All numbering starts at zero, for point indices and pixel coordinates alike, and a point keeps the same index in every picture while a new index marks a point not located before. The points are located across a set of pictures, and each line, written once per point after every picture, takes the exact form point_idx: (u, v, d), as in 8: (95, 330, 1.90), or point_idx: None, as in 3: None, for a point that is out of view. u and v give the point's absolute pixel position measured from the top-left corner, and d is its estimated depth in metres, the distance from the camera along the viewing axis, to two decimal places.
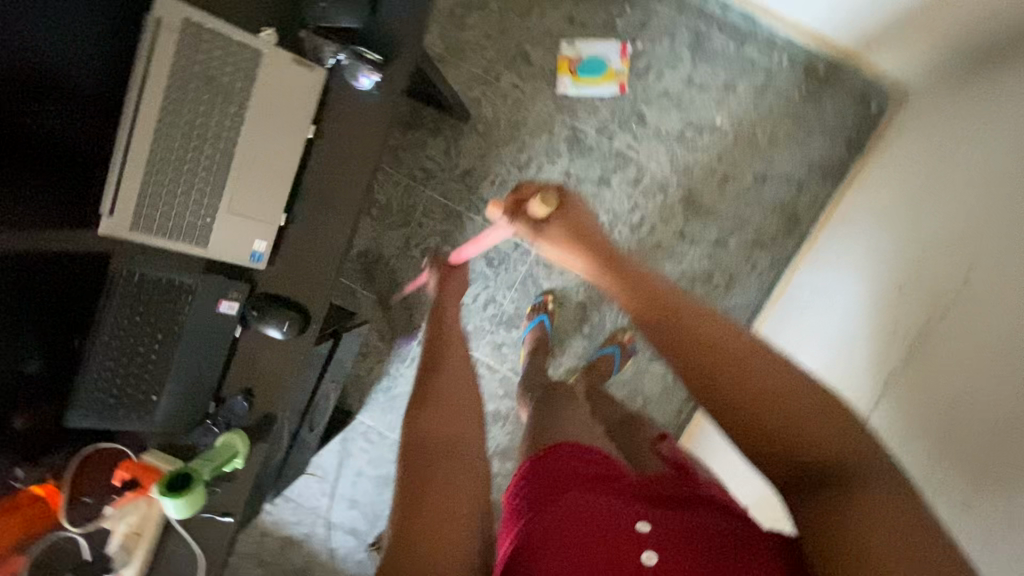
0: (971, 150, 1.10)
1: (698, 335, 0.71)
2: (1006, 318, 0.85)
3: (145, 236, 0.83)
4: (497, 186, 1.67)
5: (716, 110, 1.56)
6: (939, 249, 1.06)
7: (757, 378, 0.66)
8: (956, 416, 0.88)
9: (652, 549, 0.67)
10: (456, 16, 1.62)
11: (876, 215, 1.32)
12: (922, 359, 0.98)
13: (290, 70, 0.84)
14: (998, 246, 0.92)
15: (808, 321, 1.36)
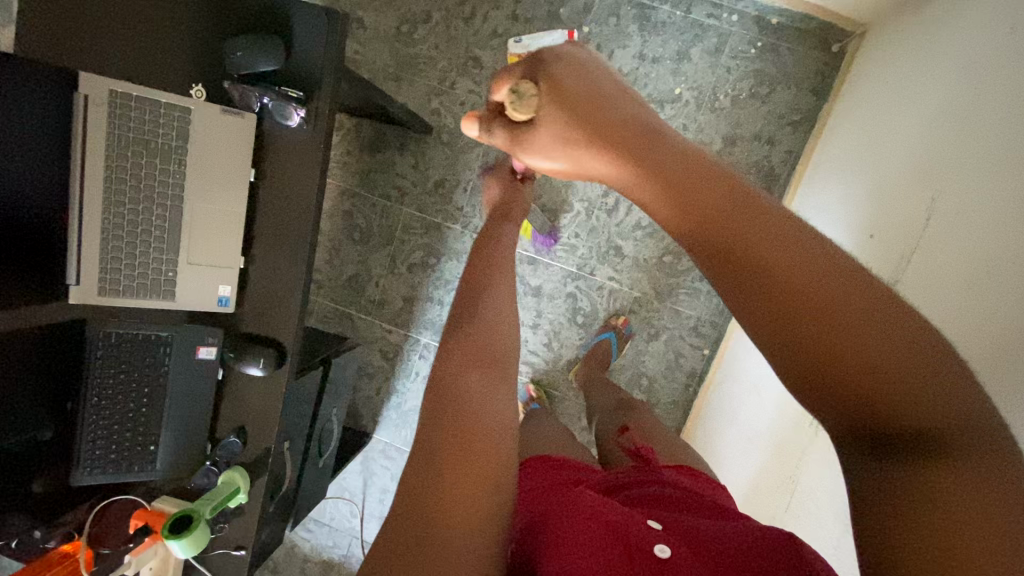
0: (925, 76, 1.05)
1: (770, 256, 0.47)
2: (972, 245, 0.81)
3: (115, 296, 0.89)
4: (470, 192, 1.69)
5: (674, 79, 1.53)
6: (907, 181, 1.01)
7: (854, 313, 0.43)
8: None
9: (663, 542, 0.57)
10: (403, 34, 1.64)
11: (847, 157, 1.27)
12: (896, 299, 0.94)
13: (220, 120, 0.88)
14: (959, 172, 0.88)
15: None
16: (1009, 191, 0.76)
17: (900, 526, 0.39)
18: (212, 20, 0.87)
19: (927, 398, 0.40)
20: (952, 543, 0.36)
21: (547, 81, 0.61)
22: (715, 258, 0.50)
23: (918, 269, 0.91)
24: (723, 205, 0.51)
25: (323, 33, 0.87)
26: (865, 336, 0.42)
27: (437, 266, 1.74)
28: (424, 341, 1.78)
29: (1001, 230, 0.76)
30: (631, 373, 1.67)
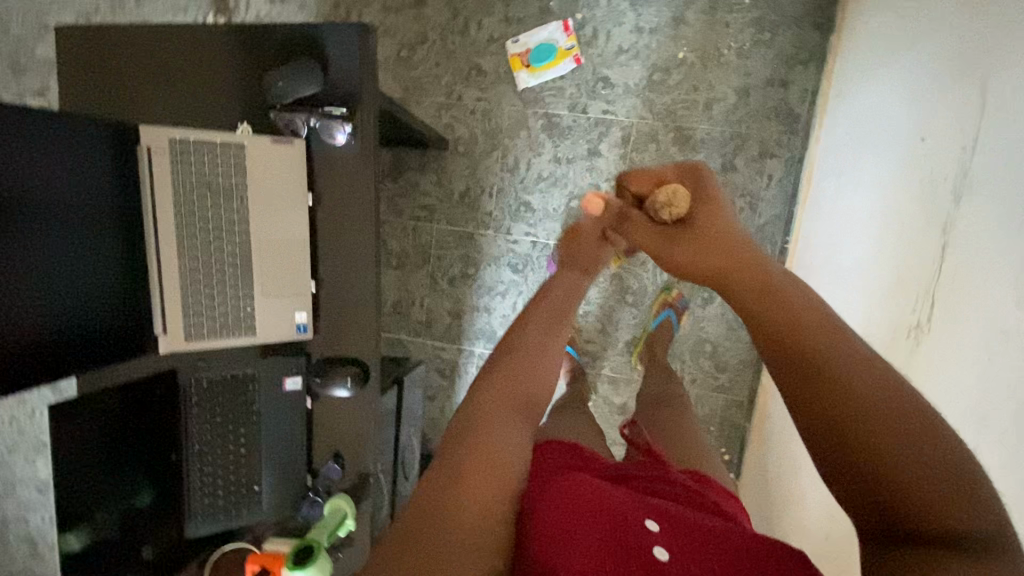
0: None
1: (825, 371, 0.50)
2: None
3: (201, 341, 0.91)
4: (497, 196, 1.71)
5: (674, 45, 1.56)
6: (949, 75, 0.96)
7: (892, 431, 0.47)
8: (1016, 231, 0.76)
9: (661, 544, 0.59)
10: (403, 58, 1.69)
11: (871, 76, 1.25)
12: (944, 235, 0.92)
13: (271, 149, 0.90)
14: (1000, 47, 0.84)
15: (847, 208, 1.28)
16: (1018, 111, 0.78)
17: None
18: (250, 57, 0.90)
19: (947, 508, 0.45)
20: None
21: (701, 208, 0.72)
22: (768, 347, 0.54)
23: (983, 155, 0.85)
24: (797, 320, 0.54)
25: (357, 48, 0.89)
26: (898, 443, 0.46)
27: (477, 275, 1.75)
28: (479, 352, 1.78)
29: None
30: (693, 342, 1.65)
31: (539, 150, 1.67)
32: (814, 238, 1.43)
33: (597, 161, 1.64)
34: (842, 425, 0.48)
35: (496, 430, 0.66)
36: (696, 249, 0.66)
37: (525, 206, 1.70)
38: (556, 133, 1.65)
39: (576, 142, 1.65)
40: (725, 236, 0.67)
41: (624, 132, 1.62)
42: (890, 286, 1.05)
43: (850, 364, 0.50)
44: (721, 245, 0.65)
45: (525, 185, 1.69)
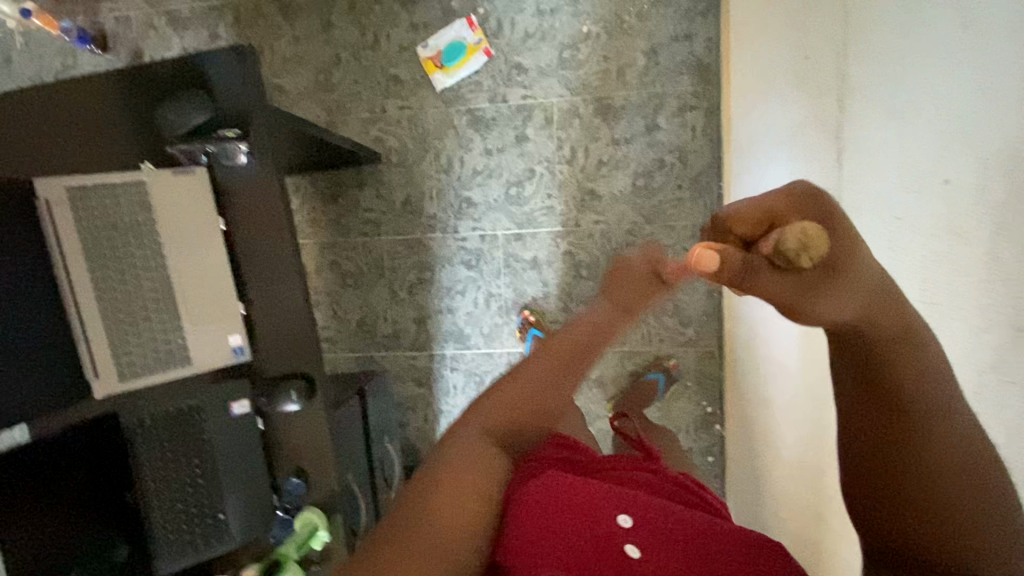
0: None
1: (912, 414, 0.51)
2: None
3: (137, 378, 0.92)
4: (438, 198, 1.73)
5: (577, 21, 1.60)
6: None
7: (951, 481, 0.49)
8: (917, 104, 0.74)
9: (632, 540, 0.64)
10: (323, 83, 1.72)
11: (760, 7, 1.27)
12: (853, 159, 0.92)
13: (175, 181, 0.92)
14: None
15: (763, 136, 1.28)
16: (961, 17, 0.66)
17: None
18: (139, 97, 0.92)
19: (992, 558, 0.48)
20: None
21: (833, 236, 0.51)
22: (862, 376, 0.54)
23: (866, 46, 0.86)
24: (903, 357, 0.52)
25: (239, 69, 0.91)
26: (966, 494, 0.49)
27: (434, 279, 1.77)
28: (450, 354, 1.78)
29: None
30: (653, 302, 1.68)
31: (469, 146, 1.69)
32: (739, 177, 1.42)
33: (526, 146, 1.67)
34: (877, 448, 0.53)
35: (477, 459, 0.64)
36: (853, 302, 0.51)
37: (467, 202, 1.72)
38: (483, 127, 1.68)
39: (503, 131, 1.67)
40: (872, 275, 0.52)
41: (547, 113, 1.65)
42: None
43: (924, 406, 0.51)
44: (853, 275, 0.51)
45: (463, 182, 1.72)
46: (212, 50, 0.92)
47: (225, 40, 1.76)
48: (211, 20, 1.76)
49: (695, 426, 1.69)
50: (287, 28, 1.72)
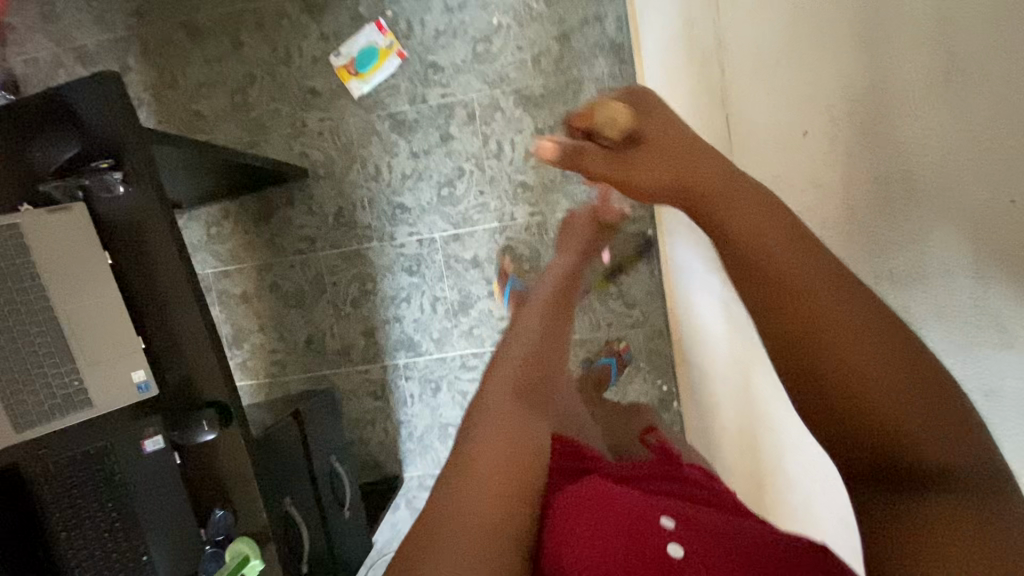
0: None
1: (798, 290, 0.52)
2: None
3: (33, 428, 0.88)
4: (370, 206, 1.71)
5: (486, 13, 1.57)
6: None
7: (864, 354, 0.50)
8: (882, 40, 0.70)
9: (676, 542, 0.62)
10: (240, 103, 1.69)
11: None
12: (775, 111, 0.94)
13: (51, 220, 0.89)
14: None
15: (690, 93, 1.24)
16: None
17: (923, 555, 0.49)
18: (5, 138, 0.89)
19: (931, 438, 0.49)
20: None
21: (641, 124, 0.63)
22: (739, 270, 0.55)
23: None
24: (777, 237, 0.54)
25: (105, 97, 0.87)
26: (885, 375, 0.50)
27: (378, 289, 1.74)
28: (402, 362, 1.76)
29: None
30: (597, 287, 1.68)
31: (396, 151, 1.67)
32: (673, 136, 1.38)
33: (452, 144, 1.65)
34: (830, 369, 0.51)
35: (519, 412, 0.73)
36: (660, 158, 0.61)
37: (400, 208, 1.70)
38: (406, 130, 1.66)
39: (427, 132, 1.65)
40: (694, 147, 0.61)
41: (468, 109, 1.63)
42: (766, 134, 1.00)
43: (830, 301, 0.51)
44: (673, 142, 0.61)
45: (394, 188, 1.69)
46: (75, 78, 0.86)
47: (136, 70, 1.72)
48: (120, 51, 1.72)
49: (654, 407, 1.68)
50: (198, 52, 1.69)
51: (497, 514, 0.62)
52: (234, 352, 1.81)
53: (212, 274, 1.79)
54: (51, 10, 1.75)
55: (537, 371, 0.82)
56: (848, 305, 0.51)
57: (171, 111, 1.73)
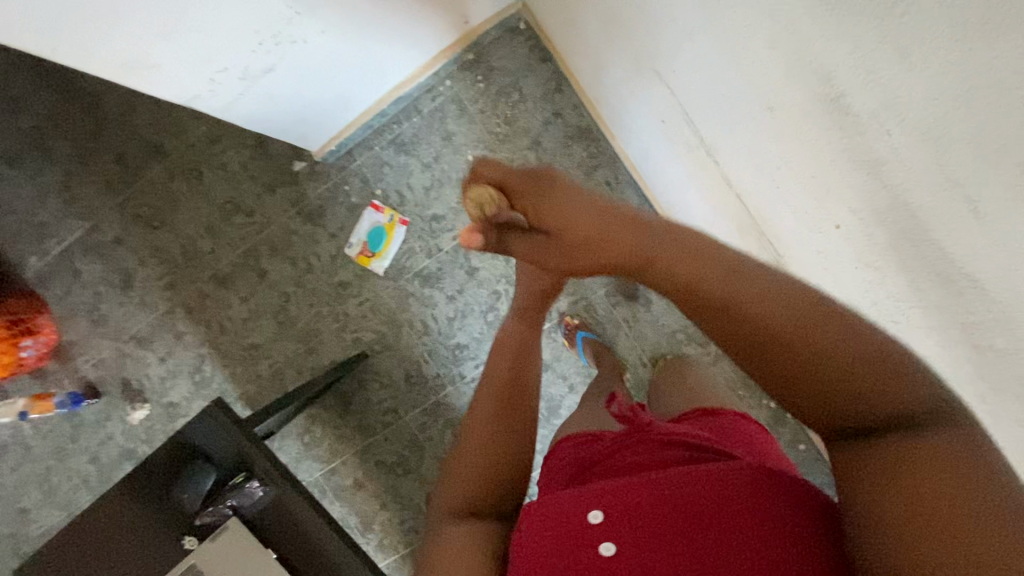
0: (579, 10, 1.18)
1: (707, 282, 0.61)
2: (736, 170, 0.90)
3: None
4: (431, 358, 1.78)
5: (460, 155, 1.69)
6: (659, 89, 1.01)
7: (791, 320, 0.57)
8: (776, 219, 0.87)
9: (608, 539, 0.68)
10: (284, 321, 1.82)
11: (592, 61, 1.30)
12: (721, 159, 0.93)
13: (219, 542, 0.98)
14: (649, 38, 0.92)
15: (655, 154, 1.25)
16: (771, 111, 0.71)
17: (911, 518, 0.49)
18: (152, 495, 1.00)
19: (875, 388, 0.55)
20: (952, 530, 0.47)
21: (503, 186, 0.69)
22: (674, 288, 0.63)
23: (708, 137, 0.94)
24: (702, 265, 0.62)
25: (219, 425, 1.01)
26: (824, 343, 0.56)
27: None
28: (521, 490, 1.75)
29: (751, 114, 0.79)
30: (666, 341, 1.70)
31: (433, 303, 1.76)
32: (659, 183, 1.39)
33: (479, 274, 1.74)
34: (785, 371, 0.58)
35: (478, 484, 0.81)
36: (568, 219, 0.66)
37: (458, 347, 1.77)
38: (433, 279, 1.76)
39: (451, 273, 1.75)
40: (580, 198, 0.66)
41: None
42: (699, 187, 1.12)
43: (742, 287, 0.59)
44: (569, 209, 0.66)
45: (445, 333, 1.77)
46: (190, 422, 1.01)
47: (188, 333, 1.87)
48: (169, 323, 1.87)
49: (770, 426, 1.66)
50: (232, 295, 1.84)
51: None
52: (367, 539, 1.85)
53: (320, 477, 1.86)
54: (99, 315, 1.90)
55: (506, 402, 0.86)
56: (755, 278, 0.60)
57: (231, 353, 1.85)
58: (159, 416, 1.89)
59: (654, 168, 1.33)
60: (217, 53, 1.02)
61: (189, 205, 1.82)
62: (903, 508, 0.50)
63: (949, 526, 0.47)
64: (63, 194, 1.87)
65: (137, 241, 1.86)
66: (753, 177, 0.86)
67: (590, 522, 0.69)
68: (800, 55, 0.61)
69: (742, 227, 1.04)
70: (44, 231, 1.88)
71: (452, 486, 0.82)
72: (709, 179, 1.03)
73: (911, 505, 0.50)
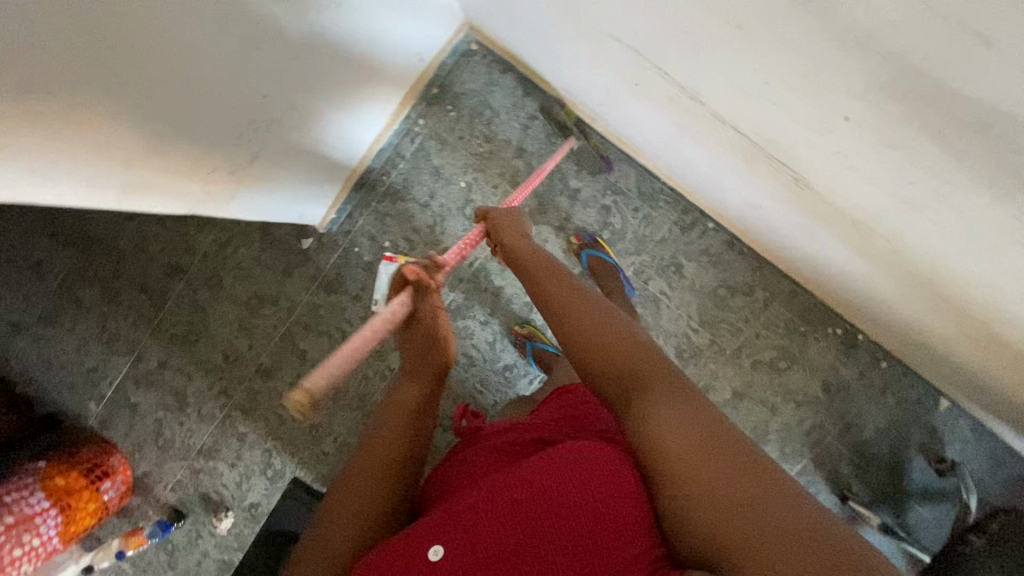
0: (525, 11, 1.20)
1: (546, 295, 0.97)
2: (729, 102, 0.87)
3: None
4: (483, 388, 1.75)
5: (454, 183, 1.71)
6: (627, 56, 1.00)
7: (591, 319, 0.87)
8: (781, 138, 0.86)
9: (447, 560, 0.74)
10: (335, 393, 1.85)
11: (551, 52, 1.30)
12: (705, 99, 0.93)
13: None
14: (598, 5, 0.92)
15: (639, 117, 1.25)
16: (736, 30, 0.70)
17: (677, 462, 0.66)
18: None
19: (630, 356, 0.79)
20: (707, 472, 0.63)
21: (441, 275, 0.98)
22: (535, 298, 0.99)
23: (688, 83, 0.93)
24: (547, 285, 0.99)
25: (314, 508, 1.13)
26: (610, 331, 0.84)
27: None
28: None
29: (705, 42, 0.78)
30: (711, 299, 1.64)
31: (471, 332, 1.76)
32: (651, 145, 1.38)
33: (506, 289, 1.75)
34: (580, 338, 0.85)
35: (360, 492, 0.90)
36: (430, 330, 0.96)
37: (507, 368, 1.75)
38: (462, 310, 1.76)
39: (478, 300, 1.76)
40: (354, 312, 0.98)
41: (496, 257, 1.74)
42: (693, 133, 1.11)
43: (567, 298, 0.93)
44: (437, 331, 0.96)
45: (490, 358, 1.75)
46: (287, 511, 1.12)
47: (250, 431, 1.90)
48: (230, 427, 1.91)
49: (844, 353, 1.60)
50: (280, 383, 1.87)
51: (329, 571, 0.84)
52: None
53: None
54: (164, 440, 1.95)
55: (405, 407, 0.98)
56: (577, 300, 0.92)
57: (294, 440, 1.88)
58: (245, 520, 1.91)
59: (644, 131, 1.32)
60: (203, 155, 1.10)
61: (217, 310, 1.88)
62: (681, 462, 0.65)
63: (703, 472, 0.64)
64: (103, 336, 1.95)
65: (180, 359, 1.91)
66: (741, 101, 0.84)
67: (432, 560, 0.74)
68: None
69: (746, 157, 1.02)
70: (96, 375, 1.96)
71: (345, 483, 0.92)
72: (704, 122, 1.01)
73: (674, 447, 0.66)
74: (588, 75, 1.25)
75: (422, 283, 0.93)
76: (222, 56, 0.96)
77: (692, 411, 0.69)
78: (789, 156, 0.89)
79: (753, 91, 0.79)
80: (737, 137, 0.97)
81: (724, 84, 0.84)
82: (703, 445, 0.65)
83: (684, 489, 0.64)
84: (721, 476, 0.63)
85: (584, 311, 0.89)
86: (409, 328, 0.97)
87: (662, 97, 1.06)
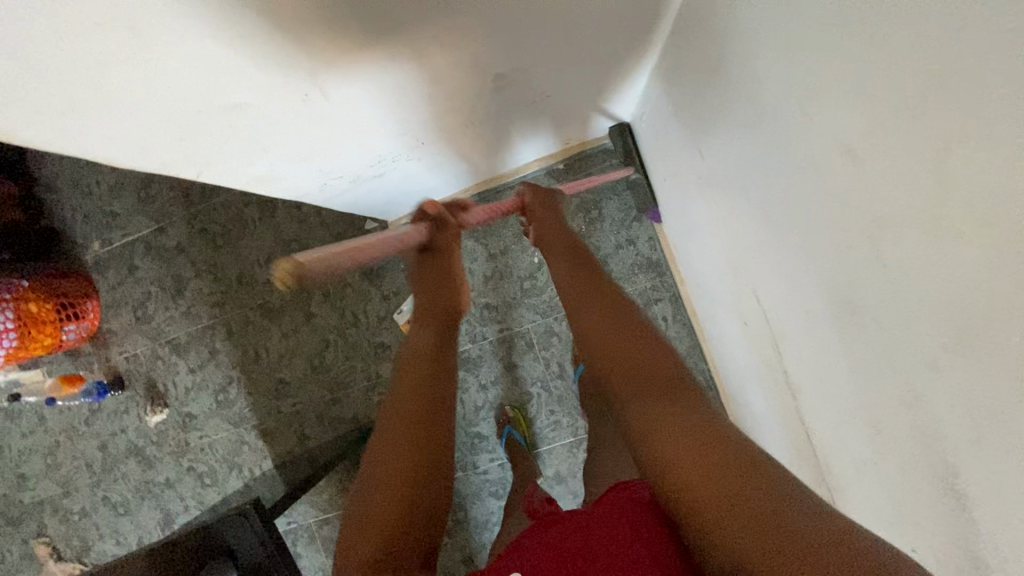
0: (686, 192, 1.20)
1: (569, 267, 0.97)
2: (819, 426, 0.89)
3: None
4: None
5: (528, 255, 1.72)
6: (756, 313, 1.01)
7: (613, 301, 0.87)
8: (841, 486, 0.88)
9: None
10: (318, 365, 1.85)
11: (687, 228, 1.30)
12: (800, 399, 0.94)
13: None
14: (757, 269, 0.93)
15: (729, 333, 1.25)
16: (868, 422, 0.72)
17: (694, 459, 0.58)
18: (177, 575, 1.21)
19: (646, 348, 0.77)
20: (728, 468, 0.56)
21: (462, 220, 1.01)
22: (555, 267, 0.99)
23: (794, 379, 0.94)
24: (565, 257, 0.99)
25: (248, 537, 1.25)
26: (624, 322, 0.83)
27: (469, 516, 1.76)
28: None
29: (831, 389, 0.79)
30: None
31: (466, 387, 1.77)
32: (721, 347, 1.39)
33: (518, 368, 1.75)
34: (595, 316, 0.85)
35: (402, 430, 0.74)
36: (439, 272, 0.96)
37: (478, 436, 1.77)
38: (469, 365, 1.77)
39: (488, 365, 1.76)
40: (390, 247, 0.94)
41: (526, 337, 1.75)
42: (767, 392, 1.12)
43: (592, 276, 0.94)
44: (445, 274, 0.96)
45: (469, 419, 1.77)
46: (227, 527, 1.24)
47: (224, 351, 1.90)
48: (208, 337, 1.90)
49: None
50: (275, 328, 1.87)
51: (385, 527, 0.67)
52: None
53: (313, 524, 1.87)
54: (143, 312, 1.94)
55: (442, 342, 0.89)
56: (599, 283, 0.92)
57: (258, 383, 1.88)
58: (175, 423, 1.92)
59: (725, 338, 1.33)
60: (339, 167, 1.05)
61: (256, 232, 1.86)
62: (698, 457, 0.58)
63: (721, 473, 0.56)
64: (141, 191, 1.91)
65: (198, 253, 1.89)
66: (830, 439, 0.86)
67: None
68: (925, 422, 0.60)
69: (798, 450, 1.04)
70: (114, 221, 1.93)
71: (387, 417, 0.77)
72: (783, 401, 1.03)
73: (698, 439, 0.60)
74: (707, 271, 1.25)
75: (439, 216, 0.97)
76: (409, 113, 0.95)
77: (709, 417, 0.64)
78: (837, 497, 0.91)
79: (847, 450, 0.81)
80: (803, 440, 0.99)
81: (826, 419, 0.85)
82: (719, 443, 0.59)
83: (702, 508, 0.55)
84: (738, 471, 0.55)
85: (598, 292, 0.90)
86: (426, 257, 0.97)
87: (762, 355, 1.07)
